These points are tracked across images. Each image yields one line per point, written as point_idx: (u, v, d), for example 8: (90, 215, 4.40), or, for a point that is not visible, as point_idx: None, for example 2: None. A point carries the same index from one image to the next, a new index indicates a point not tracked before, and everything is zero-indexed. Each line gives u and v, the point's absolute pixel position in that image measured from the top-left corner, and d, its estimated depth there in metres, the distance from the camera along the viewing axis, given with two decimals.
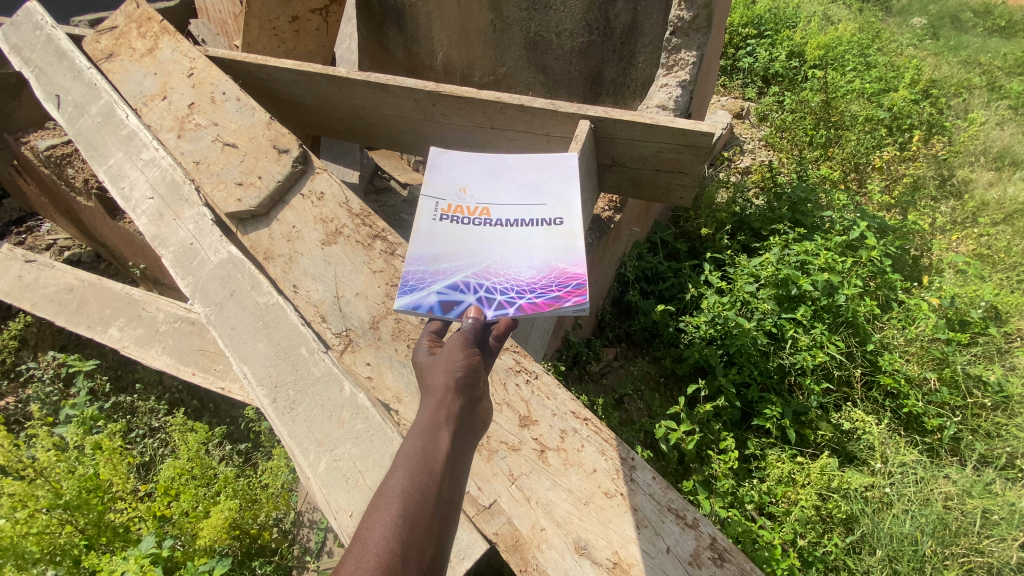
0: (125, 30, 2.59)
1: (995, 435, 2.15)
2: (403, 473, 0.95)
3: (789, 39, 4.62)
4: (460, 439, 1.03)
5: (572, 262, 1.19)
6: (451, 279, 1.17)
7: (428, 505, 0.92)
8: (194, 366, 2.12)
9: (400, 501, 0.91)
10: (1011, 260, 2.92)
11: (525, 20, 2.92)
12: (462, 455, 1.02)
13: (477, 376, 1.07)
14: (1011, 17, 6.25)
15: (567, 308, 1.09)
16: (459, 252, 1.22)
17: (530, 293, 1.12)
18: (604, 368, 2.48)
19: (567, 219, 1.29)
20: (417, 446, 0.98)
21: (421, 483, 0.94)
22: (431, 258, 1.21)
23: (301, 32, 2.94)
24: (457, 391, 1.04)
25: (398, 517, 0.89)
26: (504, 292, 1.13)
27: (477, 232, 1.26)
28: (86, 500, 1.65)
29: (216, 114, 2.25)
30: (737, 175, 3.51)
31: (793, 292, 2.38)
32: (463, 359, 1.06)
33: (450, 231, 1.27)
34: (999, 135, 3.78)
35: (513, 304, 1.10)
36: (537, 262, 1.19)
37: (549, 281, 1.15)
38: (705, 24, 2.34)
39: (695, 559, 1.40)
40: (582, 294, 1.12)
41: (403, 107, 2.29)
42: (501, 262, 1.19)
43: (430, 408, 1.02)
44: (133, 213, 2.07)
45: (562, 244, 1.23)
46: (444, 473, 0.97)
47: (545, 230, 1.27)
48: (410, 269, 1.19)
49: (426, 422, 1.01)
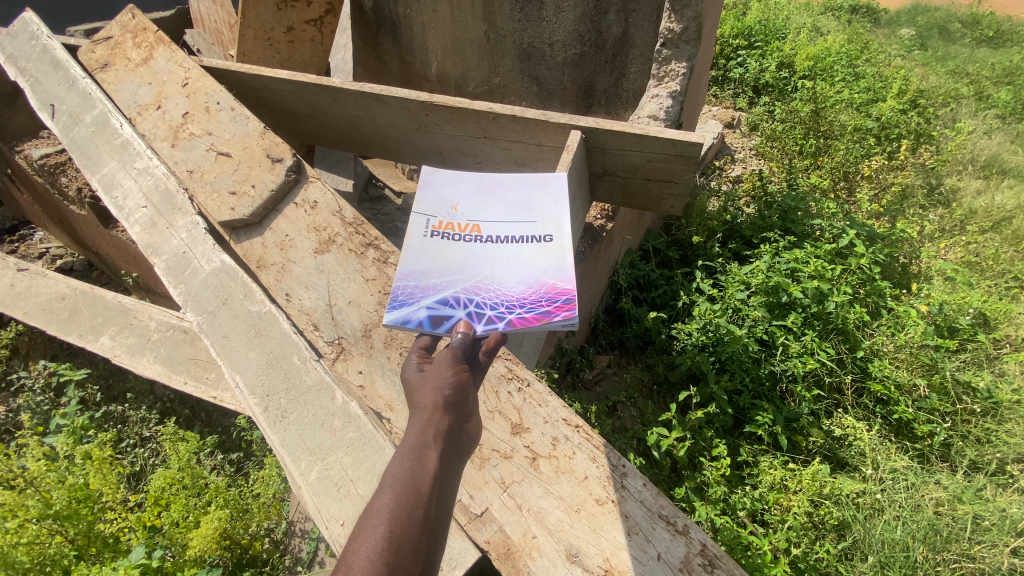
0: (121, 40, 2.61)
1: (986, 441, 2.17)
2: (390, 494, 0.96)
3: (778, 51, 4.69)
4: (448, 457, 1.04)
5: (561, 278, 1.20)
6: (442, 293, 1.18)
7: (415, 527, 0.93)
8: (186, 375, 2.11)
9: (387, 523, 0.92)
10: (998, 267, 2.96)
11: (517, 31, 2.95)
12: (450, 473, 1.03)
13: (466, 393, 1.07)
14: (998, 28, 6.35)
15: (557, 322, 1.11)
16: (449, 267, 1.23)
17: (520, 307, 1.13)
18: (598, 376, 2.49)
19: (557, 236, 1.31)
20: (404, 466, 0.98)
21: (408, 504, 0.95)
22: (421, 273, 1.22)
23: (296, 42, 2.96)
24: (445, 410, 1.04)
25: (384, 540, 0.90)
26: (495, 307, 1.14)
27: (468, 248, 1.27)
28: (76, 510, 1.63)
29: (210, 123, 2.26)
30: (728, 184, 3.54)
31: (783, 299, 2.41)
32: (452, 377, 1.06)
33: (442, 247, 1.28)
34: (986, 144, 3.85)
35: (504, 318, 1.12)
36: (526, 278, 1.20)
37: (538, 296, 1.16)
38: (694, 37, 2.39)
39: (686, 565, 1.40)
40: (572, 308, 1.13)
41: (396, 116, 2.30)
42: (491, 277, 1.21)
43: (419, 427, 1.02)
44: (127, 222, 2.08)
45: (552, 260, 1.25)
46: (431, 493, 0.98)
47: (535, 248, 1.28)
48: (400, 284, 1.20)
49: (414, 441, 1.01)
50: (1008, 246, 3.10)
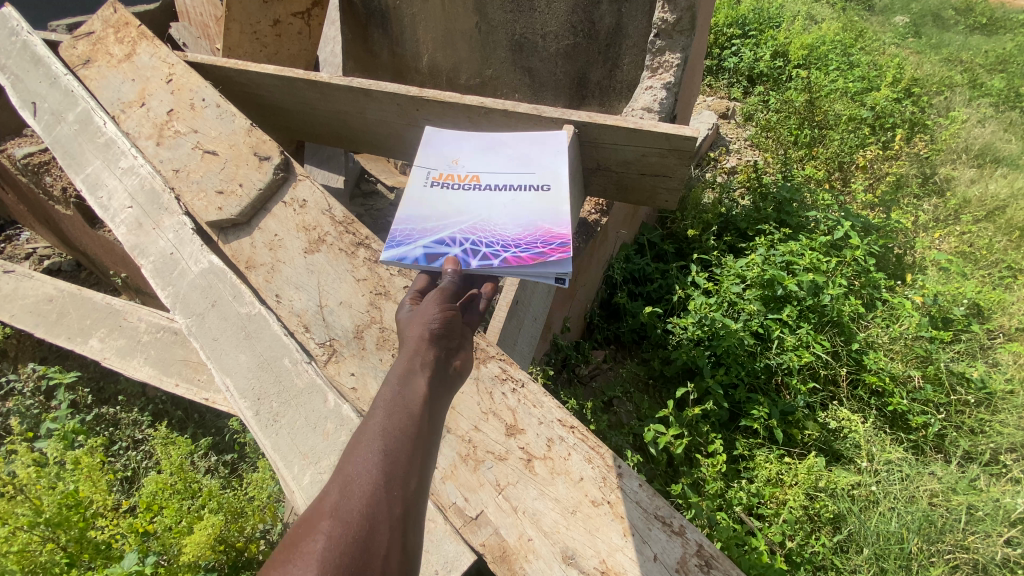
0: (103, 35, 2.55)
1: (979, 431, 2.18)
2: (380, 415, 0.95)
3: (773, 39, 4.65)
4: (439, 386, 1.03)
5: (555, 223, 1.27)
6: (439, 234, 1.22)
7: (405, 445, 0.93)
8: (178, 377, 2.09)
9: (377, 441, 0.92)
10: (992, 257, 2.97)
11: (509, 22, 2.91)
12: (442, 401, 1.02)
13: (453, 328, 1.08)
14: (992, 14, 6.33)
15: (550, 261, 1.16)
16: (447, 213, 1.29)
17: (514, 247, 1.19)
18: (593, 371, 2.46)
19: (550, 186, 1.41)
20: (396, 389, 0.98)
21: (398, 423, 0.94)
22: (420, 217, 1.28)
23: (283, 36, 2.91)
24: (433, 340, 1.05)
25: (378, 453, 0.90)
26: (490, 246, 1.20)
27: (466, 195, 1.36)
28: (67, 517, 1.59)
29: (195, 120, 2.22)
30: (723, 175, 3.52)
31: (779, 292, 2.39)
32: (439, 313, 1.08)
33: (441, 195, 1.36)
34: (980, 132, 3.84)
35: (499, 256, 1.17)
36: (522, 223, 1.26)
37: (532, 238, 1.22)
38: (688, 27, 2.35)
39: (682, 565, 1.38)
40: (565, 249, 1.19)
41: (386, 111, 2.26)
42: (487, 221, 1.27)
43: (408, 354, 1.03)
44: (112, 223, 2.04)
45: (546, 207, 1.33)
46: (423, 412, 0.97)
47: (533, 198, 1.36)
48: (400, 226, 1.26)
49: (404, 368, 1.01)
50: (1002, 236, 3.11)
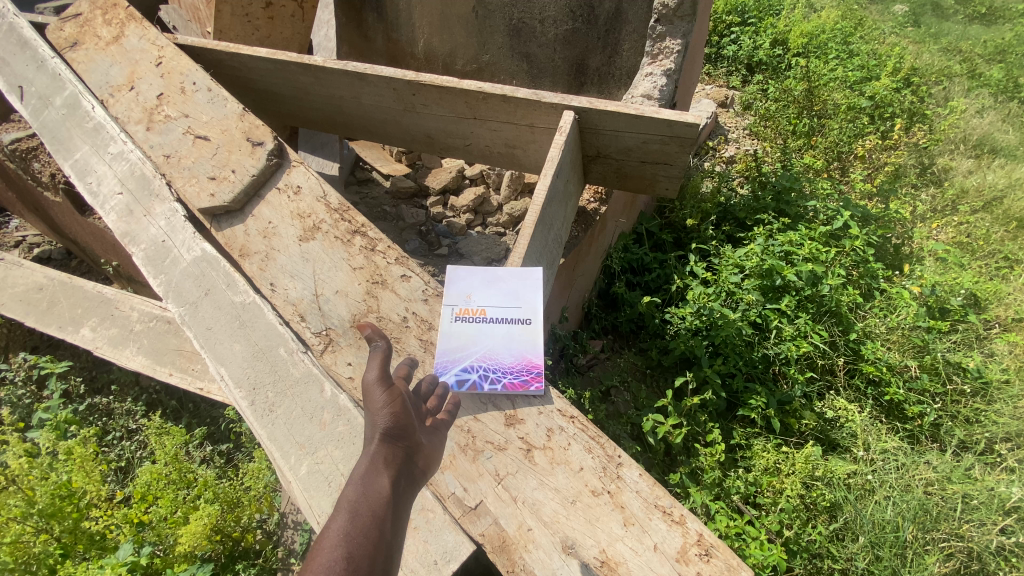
0: (90, 17, 2.49)
1: (974, 420, 2.19)
2: (344, 517, 1.07)
3: (773, 27, 4.62)
4: (399, 482, 1.16)
5: (536, 353, 1.57)
6: (461, 365, 1.56)
7: (368, 544, 1.04)
8: (171, 366, 2.05)
9: (342, 543, 1.03)
10: (988, 248, 2.99)
11: (507, 7, 2.87)
12: (404, 497, 1.15)
13: (406, 426, 1.22)
14: (991, 4, 6.27)
15: (531, 391, 1.55)
16: (464, 343, 1.59)
17: (508, 375, 1.55)
18: (591, 361, 2.43)
19: (534, 317, 1.60)
20: (357, 492, 1.11)
21: (361, 525, 1.06)
22: (445, 350, 1.58)
23: (276, 19, 2.84)
24: (389, 440, 1.19)
25: (340, 559, 1.00)
26: (495, 372, 1.55)
27: (477, 329, 1.60)
28: (60, 508, 1.58)
29: (186, 105, 2.18)
30: (723, 164, 3.49)
31: (777, 282, 2.37)
32: (390, 411, 1.21)
33: (459, 329, 1.61)
34: (978, 122, 3.82)
35: (500, 381, 1.55)
36: (516, 350, 1.57)
37: (523, 366, 1.56)
38: (689, 12, 2.31)
39: (682, 556, 1.35)
40: (539, 379, 1.56)
41: (382, 96, 2.23)
42: (490, 351, 1.57)
43: (369, 455, 1.17)
44: (101, 209, 2.00)
45: (531, 336, 1.58)
46: (385, 510, 1.10)
47: (527, 326, 1.60)
48: (439, 357, 1.58)
49: (366, 468, 1.14)
50: (998, 226, 3.12)
